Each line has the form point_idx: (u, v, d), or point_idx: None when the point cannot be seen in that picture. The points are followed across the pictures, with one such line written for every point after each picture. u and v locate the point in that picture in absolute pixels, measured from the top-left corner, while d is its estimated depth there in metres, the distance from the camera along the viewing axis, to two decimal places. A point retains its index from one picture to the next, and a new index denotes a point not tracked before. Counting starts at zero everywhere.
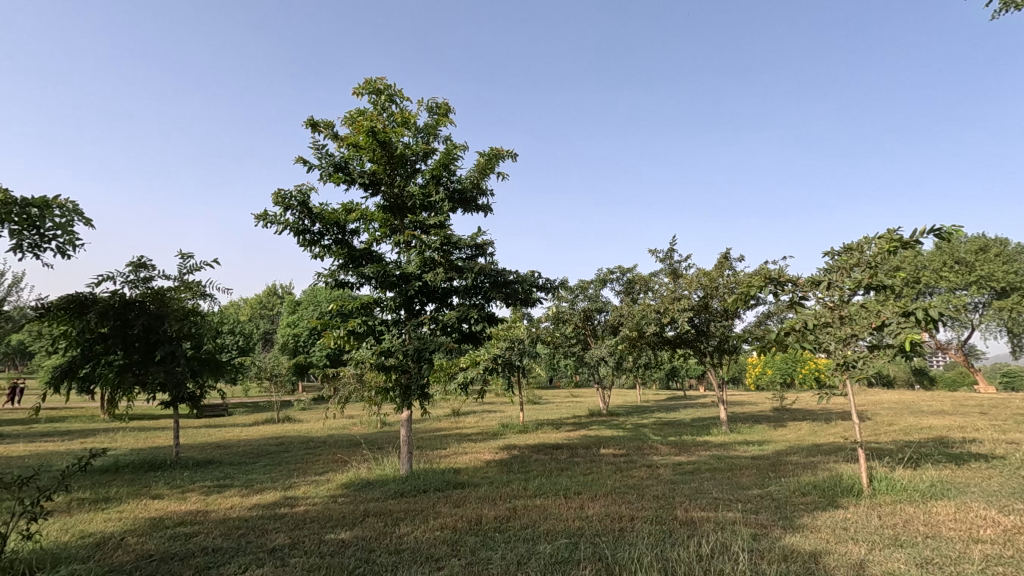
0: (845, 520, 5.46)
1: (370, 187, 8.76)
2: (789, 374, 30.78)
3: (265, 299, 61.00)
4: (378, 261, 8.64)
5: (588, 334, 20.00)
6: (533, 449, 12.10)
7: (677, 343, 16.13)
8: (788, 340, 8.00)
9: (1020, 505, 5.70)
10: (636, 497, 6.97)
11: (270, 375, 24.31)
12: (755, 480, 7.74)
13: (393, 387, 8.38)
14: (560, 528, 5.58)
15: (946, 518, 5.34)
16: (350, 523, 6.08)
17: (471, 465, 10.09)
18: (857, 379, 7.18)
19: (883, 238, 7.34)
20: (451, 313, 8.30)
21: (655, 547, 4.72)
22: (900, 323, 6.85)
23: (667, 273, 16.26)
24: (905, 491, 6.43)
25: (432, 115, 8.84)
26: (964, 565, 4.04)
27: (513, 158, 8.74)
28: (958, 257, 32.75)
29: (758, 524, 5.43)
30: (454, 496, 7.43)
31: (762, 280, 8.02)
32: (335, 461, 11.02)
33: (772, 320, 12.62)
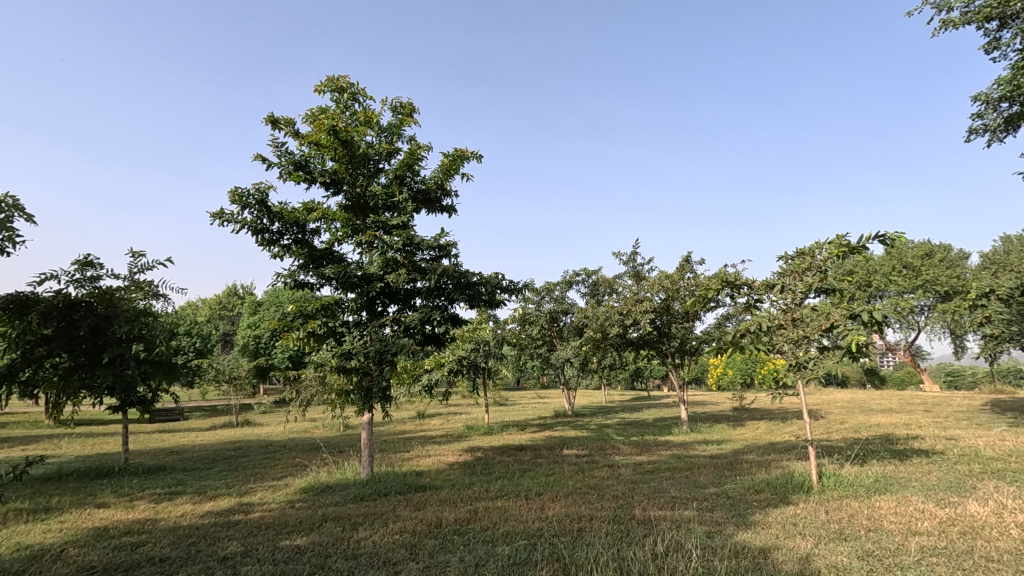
0: (794, 515, 5.65)
1: (332, 187, 8.62)
2: (748, 374, 31.64)
3: (224, 299, 59.16)
4: (341, 262, 8.51)
5: (554, 336, 20.14)
6: (497, 451, 12.09)
7: (640, 344, 16.39)
8: (744, 342, 8.21)
9: (956, 498, 6.01)
10: (596, 497, 7.06)
11: (229, 378, 23.65)
12: (711, 478, 7.91)
13: (353, 390, 8.22)
14: (519, 530, 5.59)
15: (887, 512, 5.60)
16: (306, 529, 5.96)
17: (433, 468, 10.02)
18: (808, 379, 7.45)
19: (833, 243, 7.64)
20: (414, 315, 8.21)
21: (612, 547, 4.79)
22: (848, 325, 7.18)
23: (630, 275, 16.52)
24: (851, 486, 6.71)
25: (397, 114, 8.76)
26: (901, 557, 4.23)
27: (478, 160, 8.73)
28: (906, 262, 34.32)
29: (712, 521, 5.56)
30: (415, 499, 7.37)
31: (719, 283, 8.24)
32: (294, 466, 10.78)
33: (730, 322, 12.97)
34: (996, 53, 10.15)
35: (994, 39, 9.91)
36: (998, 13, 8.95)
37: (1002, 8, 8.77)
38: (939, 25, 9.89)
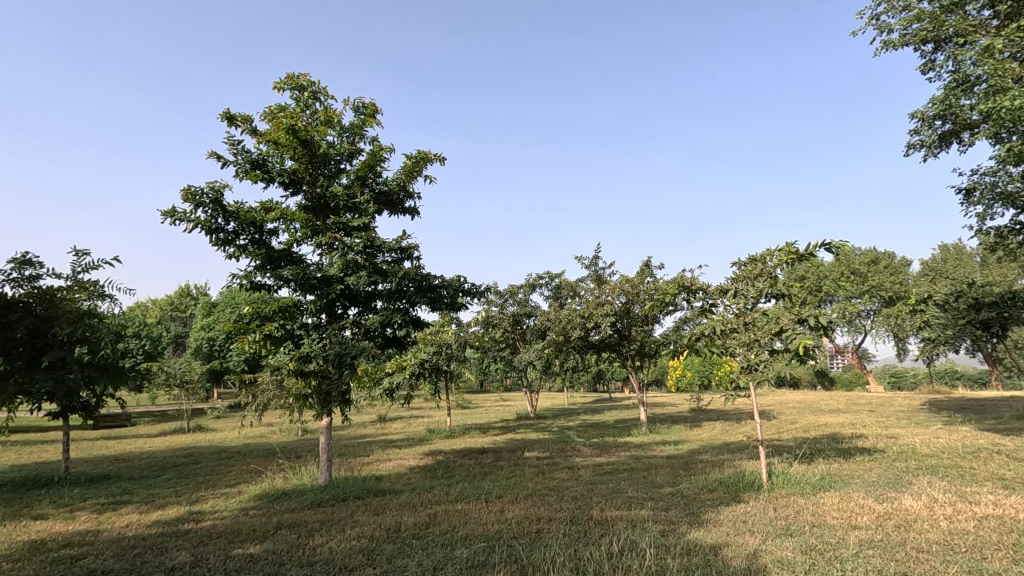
0: (744, 513, 5.86)
1: (291, 187, 8.44)
2: (706, 376, 32.50)
3: (176, 300, 56.87)
4: (300, 263, 8.35)
5: (517, 339, 20.25)
6: (459, 454, 12.05)
7: (601, 347, 16.65)
8: (699, 345, 8.45)
9: (892, 493, 6.35)
10: (555, 498, 7.13)
11: (180, 382, 22.78)
12: (667, 478, 8.12)
13: (311, 394, 8.02)
14: (478, 532, 5.60)
15: (830, 508, 5.87)
16: (260, 536, 5.81)
17: (393, 472, 9.92)
18: (759, 381, 7.75)
19: (783, 250, 7.95)
20: (374, 317, 8.12)
21: (569, 547, 4.85)
22: (796, 328, 7.52)
23: (592, 279, 16.76)
24: (798, 484, 7.00)
25: (359, 115, 8.65)
26: (841, 550, 4.45)
27: (441, 162, 8.70)
28: (853, 268, 35.95)
29: (667, 521, 5.70)
30: (374, 504, 7.28)
31: (676, 288, 8.47)
32: (249, 472, 10.49)
33: (687, 325, 13.32)
34: (931, 74, 10.78)
35: (930, 61, 10.52)
36: (933, 36, 9.51)
37: (937, 32, 9.34)
38: (880, 46, 10.44)
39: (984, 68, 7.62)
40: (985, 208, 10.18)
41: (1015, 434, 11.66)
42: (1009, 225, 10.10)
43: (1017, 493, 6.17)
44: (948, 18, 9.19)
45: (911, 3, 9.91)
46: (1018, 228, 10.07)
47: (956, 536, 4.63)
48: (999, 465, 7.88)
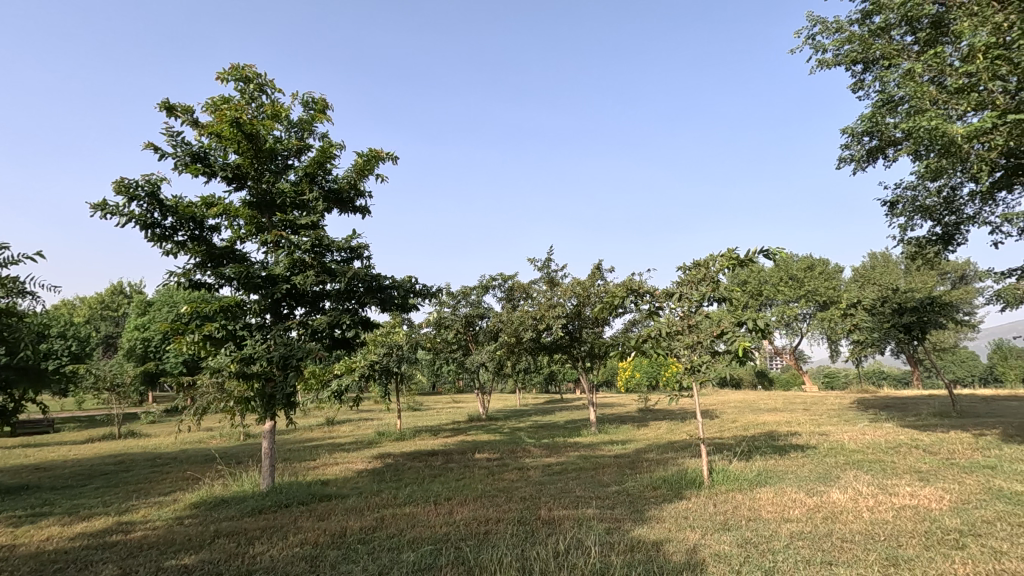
0: (685, 509, 6.07)
1: (234, 181, 8.13)
2: (654, 377, 33.43)
3: (107, 298, 53.53)
4: (243, 261, 8.04)
5: (469, 340, 20.21)
6: (408, 457, 11.90)
7: (553, 349, 16.84)
8: (645, 347, 8.68)
9: (821, 487, 6.73)
10: (504, 499, 7.18)
11: (111, 386, 21.48)
12: (614, 477, 8.31)
13: (254, 397, 7.69)
14: (426, 535, 5.55)
15: (765, 502, 6.16)
16: (196, 546, 5.56)
17: (340, 476, 9.70)
18: (701, 381, 8.04)
19: (725, 255, 8.29)
20: (322, 318, 7.91)
21: (516, 548, 4.88)
22: (735, 331, 7.88)
23: (544, 281, 16.93)
24: (736, 481, 7.31)
25: (308, 110, 8.44)
26: (773, 543, 4.68)
27: (393, 161, 8.60)
28: (791, 274, 37.79)
29: (612, 519, 5.83)
30: (318, 509, 7.10)
31: (624, 291, 8.68)
32: (185, 480, 10.01)
33: (636, 327, 13.65)
34: (860, 93, 11.48)
35: (859, 81, 11.21)
36: (861, 58, 10.15)
37: (865, 54, 9.98)
38: (815, 64, 11.04)
39: (905, 90, 8.19)
40: (906, 220, 10.94)
41: (931, 430, 12.56)
42: (927, 236, 10.89)
43: (931, 484, 6.66)
44: (875, 41, 9.83)
45: (842, 26, 10.53)
46: (934, 239, 10.86)
47: (876, 526, 4.96)
48: (916, 459, 8.48)
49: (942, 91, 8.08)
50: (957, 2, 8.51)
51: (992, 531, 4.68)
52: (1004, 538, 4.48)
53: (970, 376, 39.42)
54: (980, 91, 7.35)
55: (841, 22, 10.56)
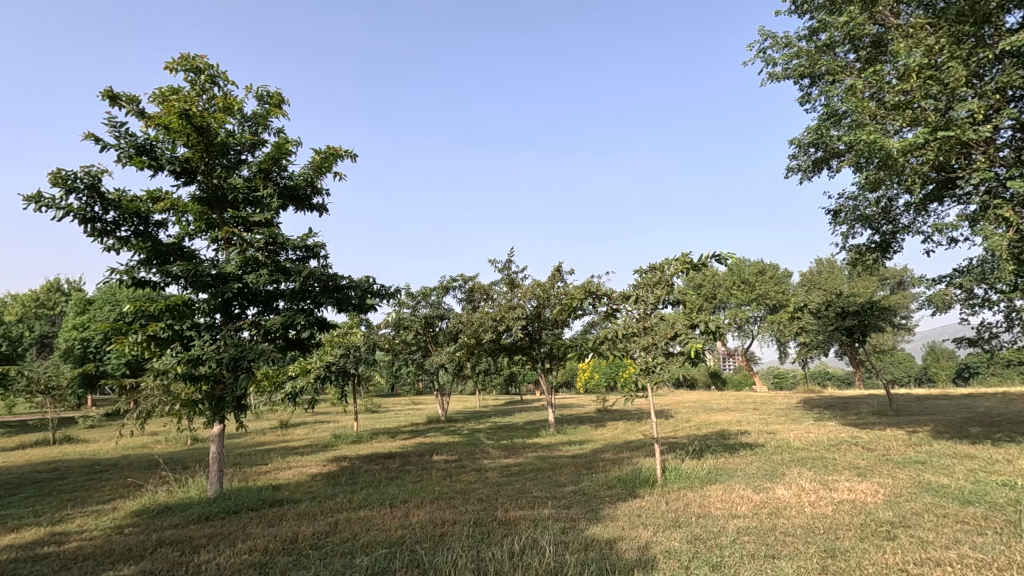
0: (639, 507, 6.21)
1: (183, 175, 7.81)
2: (612, 378, 33.99)
3: (42, 296, 50.42)
4: (192, 259, 7.74)
5: (429, 341, 20.06)
6: (364, 460, 11.70)
7: (513, 350, 16.89)
8: (603, 348, 8.83)
9: (767, 484, 7.00)
10: (461, 501, 7.16)
11: (45, 389, 20.24)
12: (570, 477, 8.41)
13: (202, 399, 7.53)
14: (380, 539, 5.48)
15: (715, 499, 6.36)
16: (136, 556, 5.32)
17: (293, 481, 9.44)
18: (655, 382, 8.24)
19: (679, 259, 8.52)
20: (275, 318, 7.68)
21: (472, 549, 4.88)
22: (689, 333, 8.11)
23: (505, 282, 16.98)
24: (688, 479, 7.52)
25: (263, 104, 8.20)
26: (720, 538, 4.83)
27: (352, 159, 8.45)
28: (744, 278, 39.11)
29: (568, 518, 5.89)
30: (269, 515, 6.90)
31: (582, 293, 8.81)
32: (126, 487, 9.53)
33: (594, 329, 13.84)
34: (807, 106, 12.00)
35: (806, 94, 11.73)
36: (809, 72, 10.62)
37: (812, 69, 10.46)
38: (766, 77, 11.49)
39: (848, 105, 8.63)
40: (848, 228, 11.49)
41: (869, 428, 13.26)
42: (867, 244, 11.47)
43: (868, 480, 7.02)
44: (822, 57, 10.31)
45: (792, 41, 10.99)
46: (873, 247, 11.47)
47: (816, 519, 5.19)
48: (855, 456, 8.91)
49: (880, 107, 8.54)
50: (895, 24, 9.02)
51: (920, 522, 4.98)
52: (930, 529, 4.78)
53: (906, 377, 41.79)
54: (914, 108, 7.82)
55: (790, 37, 11.02)
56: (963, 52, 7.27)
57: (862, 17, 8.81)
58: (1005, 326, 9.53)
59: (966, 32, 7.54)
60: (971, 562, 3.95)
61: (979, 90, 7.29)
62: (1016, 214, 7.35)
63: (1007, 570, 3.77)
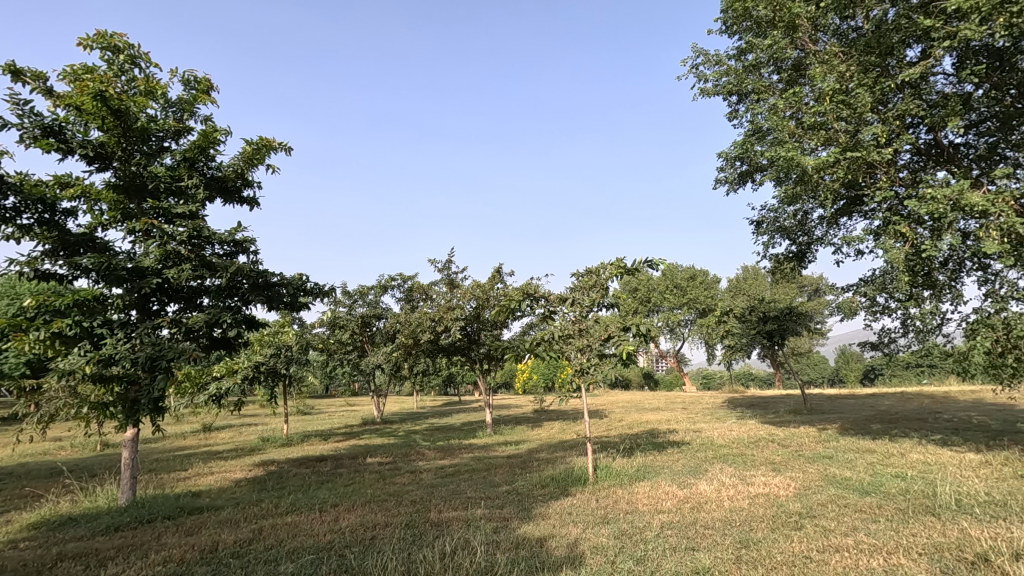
0: (570, 506, 6.35)
1: (96, 161, 7.27)
2: (549, 378, 34.54)
3: None
4: (105, 251, 7.21)
5: (365, 341, 19.64)
6: (293, 463, 11.29)
7: (451, 351, 16.82)
8: (539, 349, 8.96)
9: (691, 480, 7.34)
10: (394, 503, 7.05)
11: None
12: (505, 477, 8.47)
13: (114, 402, 7.03)
14: (307, 545, 5.33)
15: (642, 496, 6.60)
16: (32, 573, 4.90)
17: (215, 487, 8.98)
18: (589, 382, 8.46)
19: (614, 264, 8.78)
20: (198, 316, 7.25)
21: (402, 552, 4.84)
22: (621, 335, 8.41)
23: (444, 283, 16.90)
24: (617, 477, 7.77)
25: (190, 90, 7.76)
26: (645, 533, 5.04)
27: (286, 152, 8.15)
28: (676, 282, 40.81)
29: (500, 518, 5.94)
30: (186, 523, 6.54)
31: (520, 295, 8.90)
32: (22, 497, 8.73)
33: (533, 330, 14.05)
34: (735, 121, 12.68)
35: (735, 111, 12.39)
36: (736, 90, 11.23)
37: (739, 86, 11.08)
38: (698, 92, 12.05)
39: (770, 123, 9.20)
40: (769, 238, 12.24)
41: (785, 426, 14.15)
42: (785, 254, 12.26)
43: (781, 474, 7.50)
44: (748, 76, 10.93)
45: (722, 60, 11.58)
46: (790, 256, 12.27)
47: (733, 512, 5.51)
48: (771, 452, 9.50)
49: (798, 127, 9.17)
50: (812, 50, 9.71)
51: (824, 512, 5.39)
52: (833, 518, 5.19)
53: (820, 378, 44.90)
54: (828, 129, 8.45)
55: (720, 56, 11.63)
56: (869, 81, 7.95)
57: (784, 42, 9.42)
58: (902, 332, 10.43)
59: (872, 62, 8.24)
60: (865, 546, 4.32)
61: (883, 116, 7.97)
62: (912, 230, 8.09)
63: (895, 552, 4.16)
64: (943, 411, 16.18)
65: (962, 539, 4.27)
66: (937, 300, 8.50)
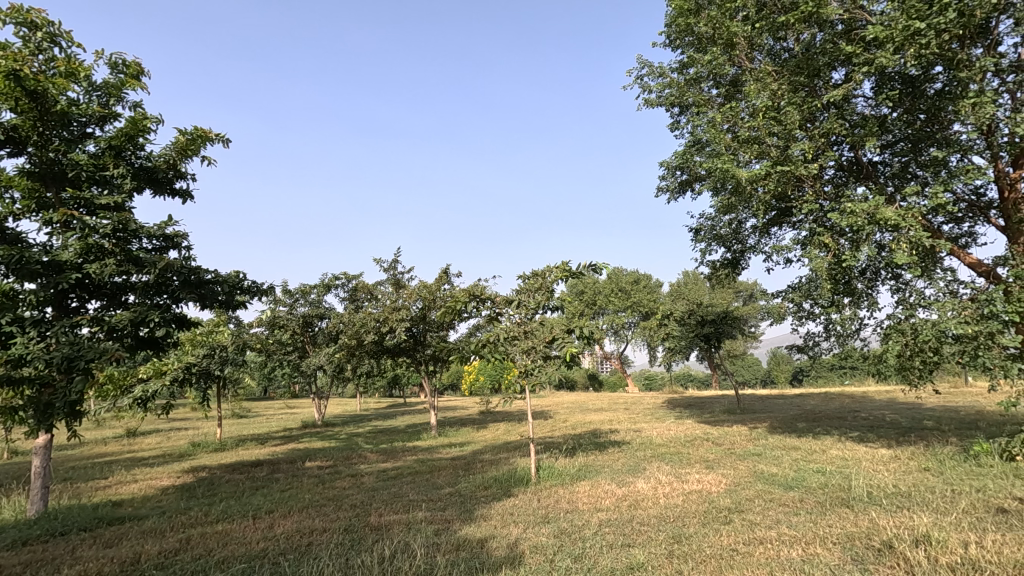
0: (512, 506, 6.40)
1: (9, 145, 6.72)
2: (496, 380, 34.63)
3: None
4: (16, 243, 6.67)
5: (306, 342, 19.06)
6: (226, 469, 10.79)
7: (395, 352, 16.57)
8: (484, 351, 8.98)
9: (629, 478, 7.56)
10: (332, 508, 6.88)
11: None
12: (448, 479, 8.44)
13: (24, 406, 6.49)
14: (239, 554, 5.12)
15: (582, 495, 6.74)
16: None
17: (138, 495, 8.46)
18: (533, 384, 8.54)
19: (559, 267, 8.92)
20: (122, 314, 6.80)
21: (339, 557, 4.74)
22: (565, 337, 8.56)
23: (390, 283, 16.64)
24: (559, 477, 7.89)
25: (117, 73, 7.30)
26: (584, 531, 5.15)
27: (223, 144, 7.81)
28: (621, 286, 41.78)
29: (442, 520, 5.92)
30: (105, 535, 6.14)
31: (466, 297, 8.89)
32: None
33: (479, 332, 14.05)
34: (678, 132, 13.15)
35: (677, 122, 12.86)
36: (678, 102, 11.65)
37: (681, 99, 11.50)
38: (642, 102, 12.43)
39: (708, 135, 9.61)
40: (706, 246, 12.77)
41: (719, 425, 14.78)
42: (721, 260, 12.82)
43: (713, 471, 7.84)
44: (690, 90, 11.37)
45: (665, 72, 12.00)
46: (726, 263, 12.85)
47: (668, 509, 5.71)
48: (705, 450, 9.90)
49: (734, 140, 9.61)
50: (748, 68, 10.22)
51: (751, 506, 5.68)
52: (758, 512, 5.48)
53: (753, 379, 47.16)
54: (761, 144, 8.92)
55: (664, 68, 12.04)
56: (798, 100, 8.45)
57: (723, 58, 9.88)
58: (824, 336, 11.13)
59: (801, 82, 8.77)
60: (786, 538, 4.59)
61: (810, 133, 8.49)
62: (834, 241, 8.65)
63: (813, 543, 4.44)
64: (860, 410, 17.37)
65: (871, 528, 4.62)
66: (856, 306, 9.13)
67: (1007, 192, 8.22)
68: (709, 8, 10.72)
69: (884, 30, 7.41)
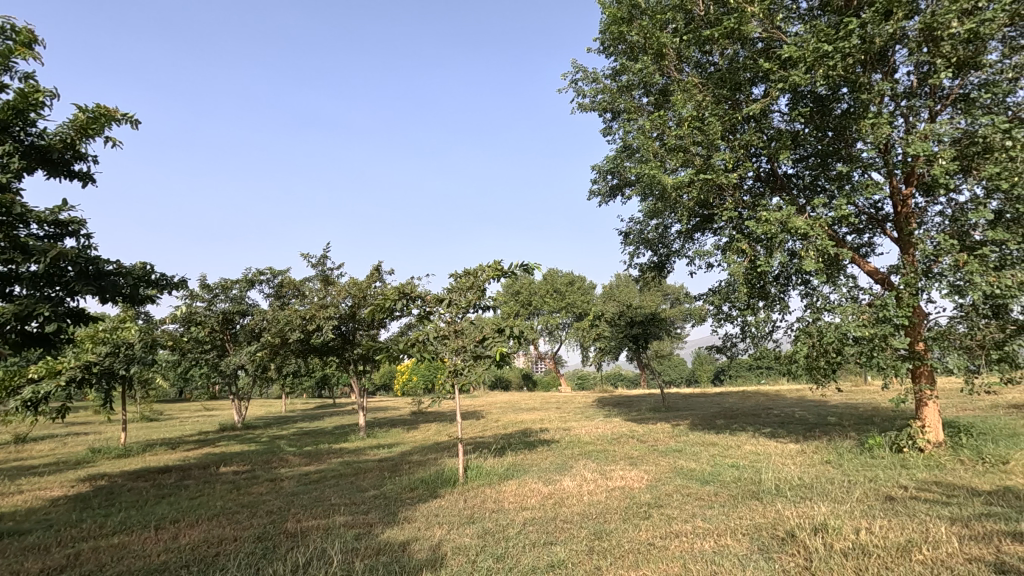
0: (437, 507, 6.31)
1: None
2: (429, 380, 34.15)
3: None
4: None
5: (227, 340, 18.21)
6: (129, 476, 9.97)
7: (323, 350, 16.00)
8: (413, 350, 8.80)
9: (556, 477, 7.64)
10: (245, 515, 6.50)
11: None
12: (373, 481, 8.20)
13: None
14: (135, 568, 4.71)
15: (509, 494, 6.73)
16: None
17: (22, 508, 7.64)
18: (462, 384, 8.44)
19: (492, 266, 8.90)
20: (5, 306, 6.06)
21: (248, 568, 4.46)
22: (495, 337, 8.53)
23: (319, 279, 16.03)
24: (486, 476, 7.86)
25: (6, 40, 6.56)
26: (508, 530, 5.14)
27: (131, 125, 7.19)
28: (557, 287, 42.30)
29: (363, 524, 5.73)
30: None
31: (396, 294, 8.66)
32: None
33: (410, 331, 13.79)
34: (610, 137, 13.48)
35: (609, 127, 13.19)
36: (610, 108, 11.97)
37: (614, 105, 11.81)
38: (577, 107, 12.64)
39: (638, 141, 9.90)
40: (634, 249, 13.17)
41: (645, 423, 15.27)
42: (648, 264, 13.27)
43: (636, 468, 8.08)
44: (622, 96, 11.68)
45: (599, 78, 12.26)
46: (652, 266, 13.32)
47: (591, 506, 5.81)
48: (630, 447, 10.18)
49: (662, 148, 9.93)
50: (677, 79, 10.62)
51: (669, 501, 5.89)
52: (677, 506, 5.67)
53: (679, 378, 49.23)
54: (687, 153, 9.29)
55: (598, 74, 12.30)
56: (721, 112, 8.88)
57: (652, 68, 10.23)
58: (741, 338, 11.73)
59: (725, 96, 9.21)
60: (700, 531, 4.78)
61: (732, 144, 8.94)
62: (751, 247, 9.15)
63: (723, 534, 4.65)
64: (773, 407, 18.51)
65: (776, 519, 4.89)
66: (769, 309, 9.69)
67: (900, 207, 9.01)
68: (641, 18, 11.03)
69: (797, 51, 7.93)
